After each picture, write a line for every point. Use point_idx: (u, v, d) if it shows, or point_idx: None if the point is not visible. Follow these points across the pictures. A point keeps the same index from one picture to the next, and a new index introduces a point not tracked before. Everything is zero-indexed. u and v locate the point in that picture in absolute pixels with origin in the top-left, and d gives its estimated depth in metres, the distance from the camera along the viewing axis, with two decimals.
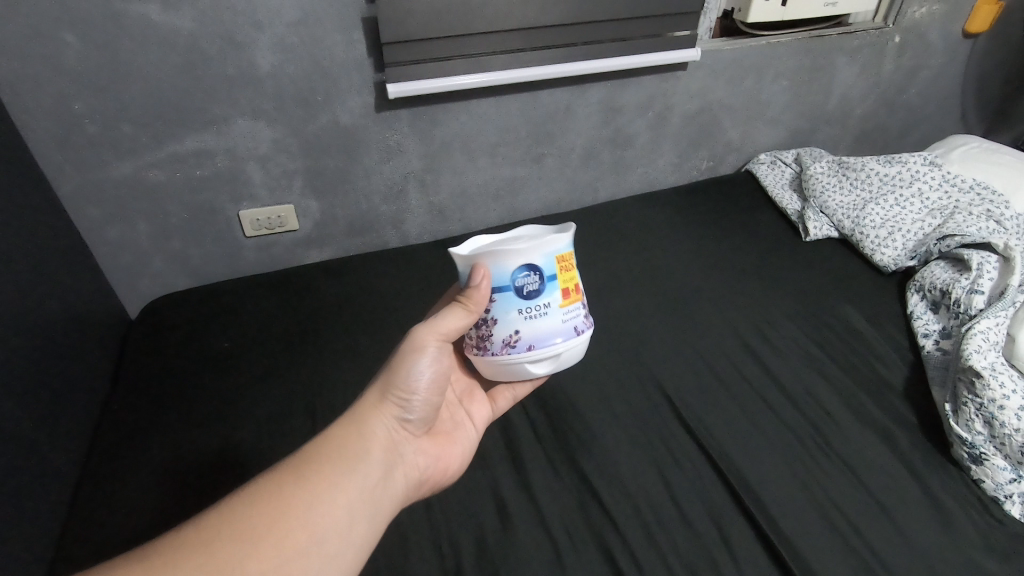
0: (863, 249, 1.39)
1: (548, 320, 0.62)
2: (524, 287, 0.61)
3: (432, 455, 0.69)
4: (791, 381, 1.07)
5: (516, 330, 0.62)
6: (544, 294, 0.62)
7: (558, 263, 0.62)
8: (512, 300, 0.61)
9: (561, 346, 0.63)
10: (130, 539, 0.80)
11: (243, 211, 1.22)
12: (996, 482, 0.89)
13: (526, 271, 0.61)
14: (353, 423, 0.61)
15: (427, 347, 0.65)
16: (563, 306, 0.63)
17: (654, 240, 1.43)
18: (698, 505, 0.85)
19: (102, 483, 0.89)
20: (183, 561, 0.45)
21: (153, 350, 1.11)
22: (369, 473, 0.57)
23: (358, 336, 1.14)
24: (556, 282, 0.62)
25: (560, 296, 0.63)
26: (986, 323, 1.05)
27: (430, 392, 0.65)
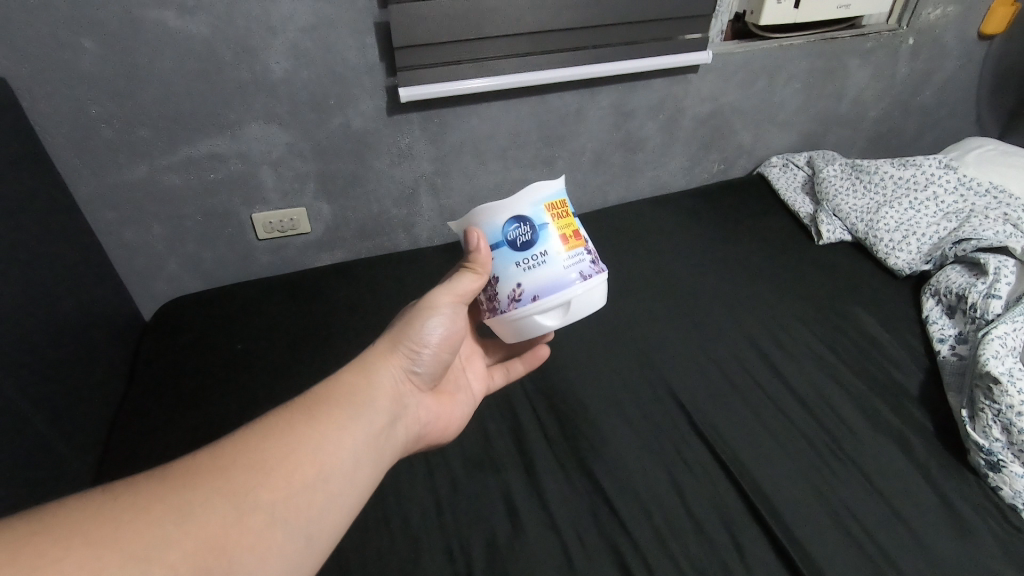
0: (877, 252, 1.38)
1: (548, 270, 0.61)
2: (517, 240, 0.61)
3: (433, 411, 0.69)
4: (804, 385, 1.06)
5: (518, 284, 0.62)
6: (538, 244, 0.61)
7: (549, 213, 0.62)
8: (510, 254, 0.62)
9: (566, 292, 0.62)
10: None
11: (256, 214, 1.23)
12: (1014, 489, 0.88)
13: (518, 223, 0.61)
14: (365, 370, 0.61)
15: (441, 306, 0.66)
16: (560, 252, 0.62)
17: (665, 244, 1.43)
18: (711, 512, 0.85)
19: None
20: (197, 482, 0.44)
21: (168, 350, 1.13)
22: (376, 419, 0.57)
23: (369, 338, 1.14)
24: (548, 233, 0.62)
25: (554, 244, 0.62)
26: (1003, 328, 1.04)
27: (440, 349, 0.67)
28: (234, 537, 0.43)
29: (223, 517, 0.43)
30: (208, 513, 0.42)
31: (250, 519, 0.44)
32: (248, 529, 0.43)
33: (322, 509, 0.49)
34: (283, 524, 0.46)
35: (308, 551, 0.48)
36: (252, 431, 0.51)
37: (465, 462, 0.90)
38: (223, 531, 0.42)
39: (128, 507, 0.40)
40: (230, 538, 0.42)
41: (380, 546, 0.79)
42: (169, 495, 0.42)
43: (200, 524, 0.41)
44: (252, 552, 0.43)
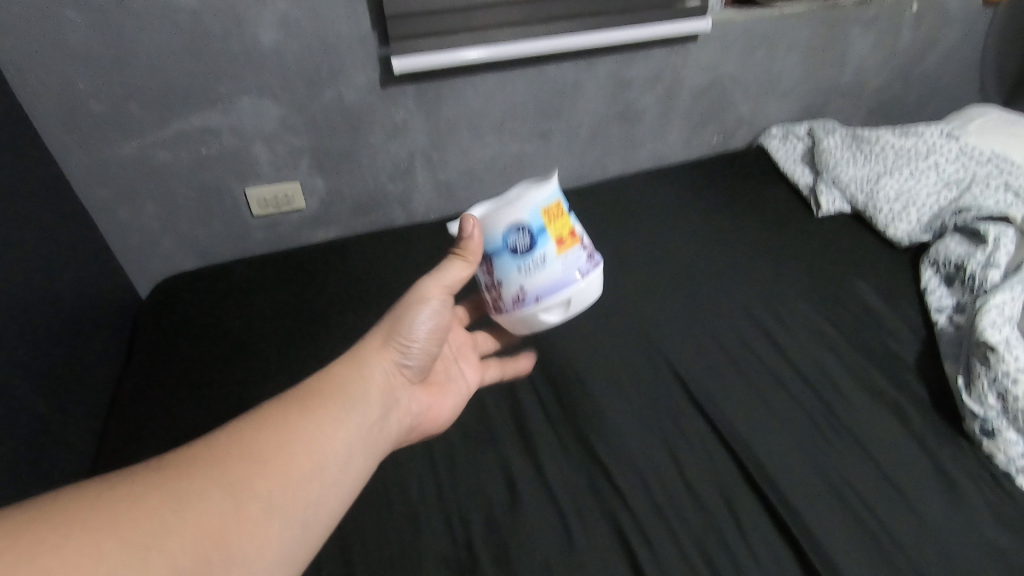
0: (876, 223, 1.37)
1: (548, 274, 0.61)
2: (516, 245, 0.60)
3: (423, 402, 0.70)
4: (801, 357, 1.06)
5: (518, 288, 0.62)
6: (538, 249, 0.60)
7: (548, 215, 0.60)
8: (510, 260, 0.61)
9: (569, 291, 0.62)
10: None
11: (249, 189, 1.22)
12: (1008, 455, 0.89)
13: (517, 229, 0.60)
14: (356, 362, 0.61)
15: (431, 298, 0.66)
16: (558, 256, 0.61)
17: (664, 216, 1.42)
18: (708, 484, 0.85)
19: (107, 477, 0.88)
20: (192, 473, 0.44)
21: (165, 327, 1.13)
22: (369, 412, 0.58)
23: (370, 313, 1.15)
24: (547, 238, 0.60)
25: (553, 246, 0.61)
26: (1001, 297, 1.03)
27: (430, 342, 0.67)
28: (232, 528, 0.43)
29: (219, 507, 0.43)
30: (205, 504, 0.43)
31: (247, 509, 0.44)
32: (246, 519, 0.44)
33: (319, 500, 0.50)
34: (282, 514, 0.46)
35: (305, 541, 0.48)
36: (247, 422, 0.51)
37: (464, 434, 0.91)
38: (223, 522, 0.43)
39: (124, 497, 0.40)
40: (227, 529, 0.43)
41: (380, 519, 0.80)
42: (166, 484, 0.42)
43: (197, 513, 0.42)
44: (251, 543, 0.44)
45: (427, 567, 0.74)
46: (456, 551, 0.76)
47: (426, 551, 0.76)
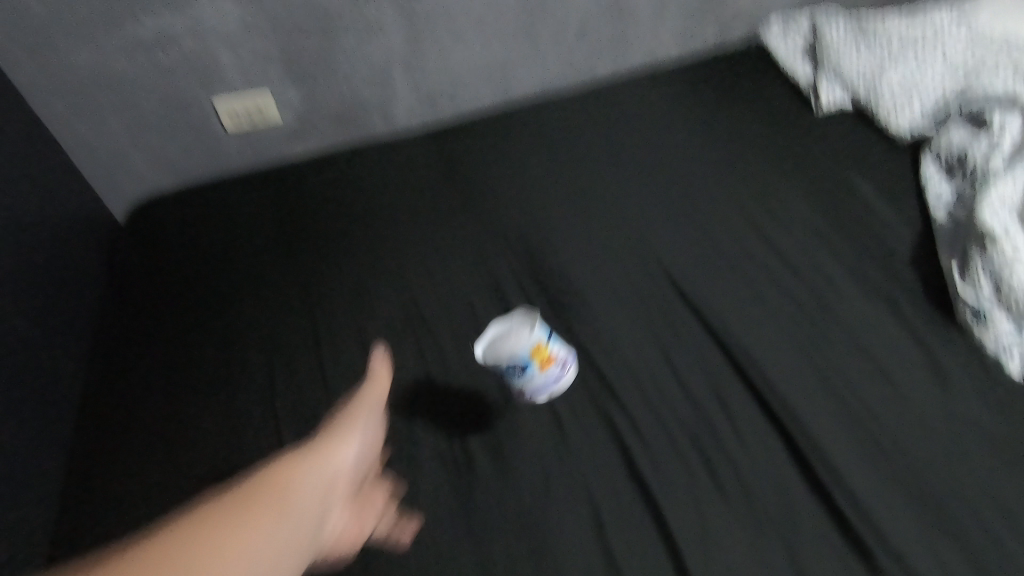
0: (880, 116, 1.31)
1: (535, 381, 0.78)
2: (513, 371, 0.77)
3: (353, 522, 0.60)
4: (795, 253, 1.05)
5: (514, 387, 0.79)
6: (528, 372, 0.77)
7: (535, 353, 0.76)
8: (509, 375, 0.78)
9: (551, 389, 0.80)
10: (136, 457, 0.84)
11: (217, 99, 1.16)
12: (996, 338, 0.87)
13: (513, 358, 0.76)
14: (286, 465, 0.52)
15: (367, 410, 0.60)
16: (543, 370, 0.77)
17: (659, 118, 1.36)
18: (697, 377, 0.86)
19: (101, 409, 0.92)
20: None
21: (139, 247, 1.13)
22: (294, 531, 0.48)
23: (352, 225, 1.10)
24: (534, 366, 0.76)
25: (538, 366, 0.76)
26: (1002, 184, 1.00)
27: (367, 461, 0.58)
28: None
29: None
30: None
31: None
32: None
33: None
34: None
35: None
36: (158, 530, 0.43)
37: (455, 341, 0.91)
38: None
39: None
40: None
41: None
42: None
43: None
44: None
45: (422, 465, 0.77)
46: (449, 449, 0.78)
47: (421, 450, 0.79)
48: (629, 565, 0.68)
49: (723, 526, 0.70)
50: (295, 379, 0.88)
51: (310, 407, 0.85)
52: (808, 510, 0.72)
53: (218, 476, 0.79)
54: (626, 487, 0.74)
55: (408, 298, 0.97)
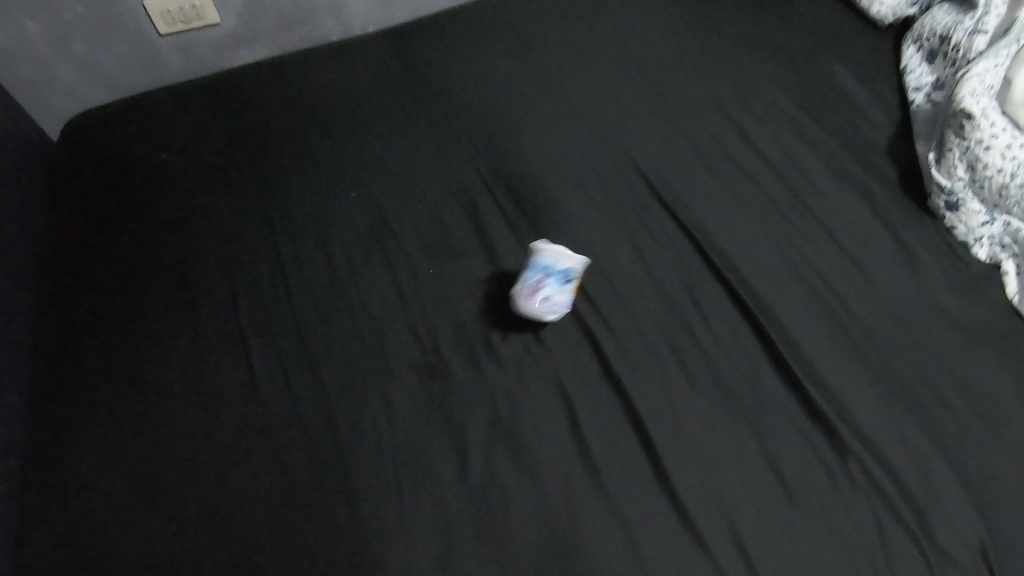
0: (861, 1, 1.24)
1: (565, 300, 0.77)
2: (563, 279, 0.77)
3: None
4: (770, 146, 1.02)
5: (549, 295, 0.76)
6: (568, 288, 0.77)
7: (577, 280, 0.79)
8: (553, 283, 0.76)
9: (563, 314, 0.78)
10: (100, 366, 0.77)
11: (146, 1, 1.06)
12: (968, 227, 0.88)
13: (570, 268, 0.77)
14: None
15: None
16: (571, 295, 0.78)
17: (629, 7, 1.28)
18: (672, 276, 0.85)
19: (65, 337, 0.80)
20: None
21: (88, 163, 1.01)
22: None
23: (310, 135, 1.04)
24: (572, 286, 0.78)
25: (573, 288, 0.78)
26: (983, 65, 0.94)
27: None
28: None
29: None
30: None
31: None
32: None
33: None
34: None
35: None
36: None
37: (423, 249, 0.88)
38: None
39: None
40: None
41: (343, 335, 0.79)
42: None
43: None
44: None
45: (397, 373, 0.75)
46: (424, 358, 0.76)
47: (395, 360, 0.76)
48: (607, 459, 0.69)
49: (699, 418, 0.71)
50: (275, 288, 0.84)
51: (293, 315, 0.81)
52: (781, 398, 0.73)
53: (233, 385, 0.74)
54: (602, 382, 0.74)
55: (374, 208, 0.93)
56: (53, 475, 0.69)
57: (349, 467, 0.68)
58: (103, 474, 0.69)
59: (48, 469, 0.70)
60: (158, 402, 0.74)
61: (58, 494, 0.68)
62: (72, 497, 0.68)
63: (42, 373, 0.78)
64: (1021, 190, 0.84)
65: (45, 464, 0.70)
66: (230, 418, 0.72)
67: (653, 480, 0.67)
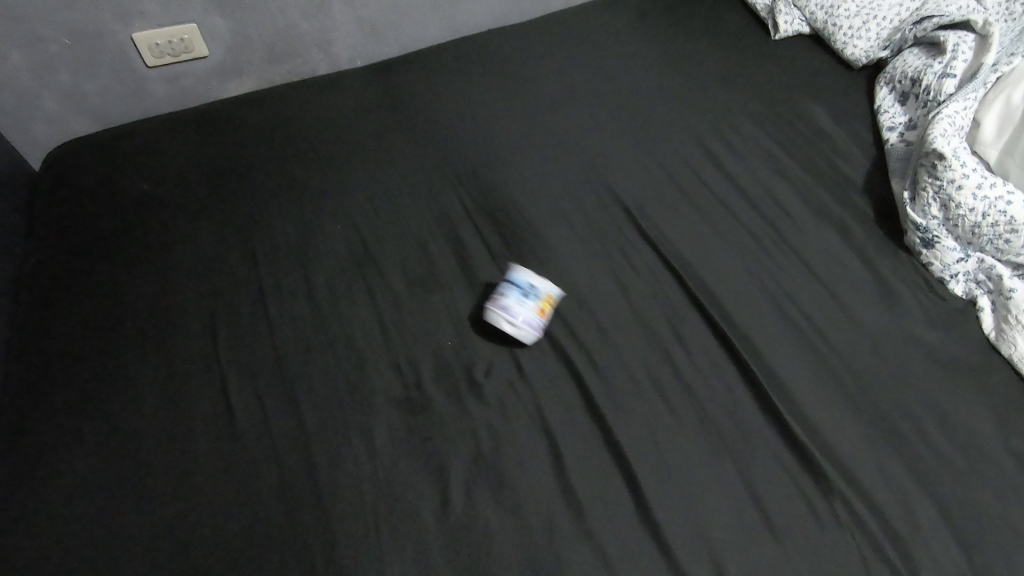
0: (835, 43, 1.29)
1: (527, 311, 0.78)
2: (525, 290, 0.79)
3: None
4: (749, 182, 1.04)
5: (509, 306, 0.78)
6: (530, 303, 0.78)
7: (547, 302, 0.80)
8: (515, 295, 0.79)
9: (527, 327, 0.77)
10: (70, 401, 0.74)
11: (136, 34, 1.07)
12: (943, 263, 0.90)
13: (532, 284, 0.79)
14: None
15: None
16: (537, 316, 0.79)
17: (610, 44, 1.32)
18: (655, 310, 0.85)
19: (33, 370, 0.77)
20: None
21: (68, 193, 1.00)
22: None
23: (296, 166, 1.04)
24: (536, 304, 0.79)
25: (539, 308, 0.79)
26: (953, 107, 0.97)
27: None
28: None
29: None
30: None
31: None
32: None
33: None
34: None
35: None
36: None
37: (407, 281, 0.88)
38: None
39: None
40: None
41: (324, 368, 0.78)
42: None
43: None
44: None
45: (378, 409, 0.74)
46: (405, 393, 0.75)
47: (375, 395, 0.75)
48: (590, 496, 0.67)
49: (682, 455, 0.71)
50: (255, 320, 0.83)
51: (274, 349, 0.80)
52: (763, 434, 0.73)
53: (210, 421, 0.73)
54: (586, 418, 0.74)
55: (357, 240, 0.93)
56: (8, 510, 0.65)
57: (326, 505, 0.66)
58: (65, 510, 0.66)
59: (2, 505, 0.66)
60: (131, 435, 0.71)
61: (13, 534, 0.64)
62: (28, 533, 0.64)
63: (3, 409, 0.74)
64: (992, 229, 0.86)
65: (0, 498, 0.66)
66: (204, 455, 0.70)
67: (637, 519, 0.66)
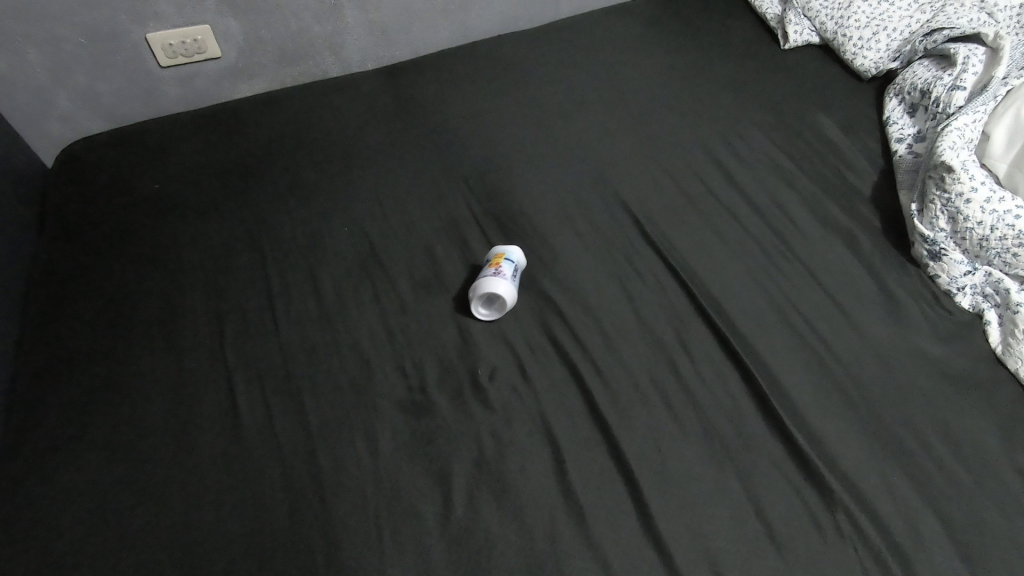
0: (844, 53, 1.29)
1: (480, 274, 0.85)
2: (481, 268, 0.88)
3: None
4: (757, 191, 1.04)
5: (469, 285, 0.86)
6: (482, 269, 0.86)
7: (497, 257, 0.87)
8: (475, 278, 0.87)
9: (482, 281, 0.83)
10: (78, 398, 0.75)
11: (151, 34, 1.08)
12: (950, 276, 0.90)
13: (485, 262, 0.89)
14: None
15: None
16: (490, 269, 0.84)
17: (620, 51, 1.32)
18: (660, 318, 0.85)
19: (41, 367, 0.78)
20: None
21: (79, 191, 1.00)
22: None
23: (305, 168, 1.05)
24: (488, 265, 0.86)
25: (489, 265, 0.86)
26: (963, 119, 0.97)
27: None
28: None
29: None
30: None
31: None
32: None
33: None
34: None
35: None
36: None
37: (414, 284, 0.88)
38: None
39: None
40: None
41: (329, 369, 0.78)
42: None
43: None
44: None
45: (381, 411, 0.74)
46: (410, 396, 0.76)
47: (379, 397, 0.75)
48: (592, 503, 0.68)
49: (685, 463, 0.71)
50: (261, 321, 0.83)
51: (280, 349, 0.80)
52: (767, 444, 0.73)
53: (215, 421, 0.73)
54: (589, 424, 0.74)
55: (365, 243, 0.94)
56: (15, 507, 0.66)
57: (330, 507, 0.66)
58: (70, 506, 0.66)
59: (9, 501, 0.66)
60: (135, 433, 0.72)
61: (18, 529, 0.64)
62: (32, 528, 0.64)
63: (10, 405, 0.75)
64: (1001, 242, 0.86)
65: (7, 494, 0.67)
66: (208, 455, 0.70)
67: (639, 527, 0.66)
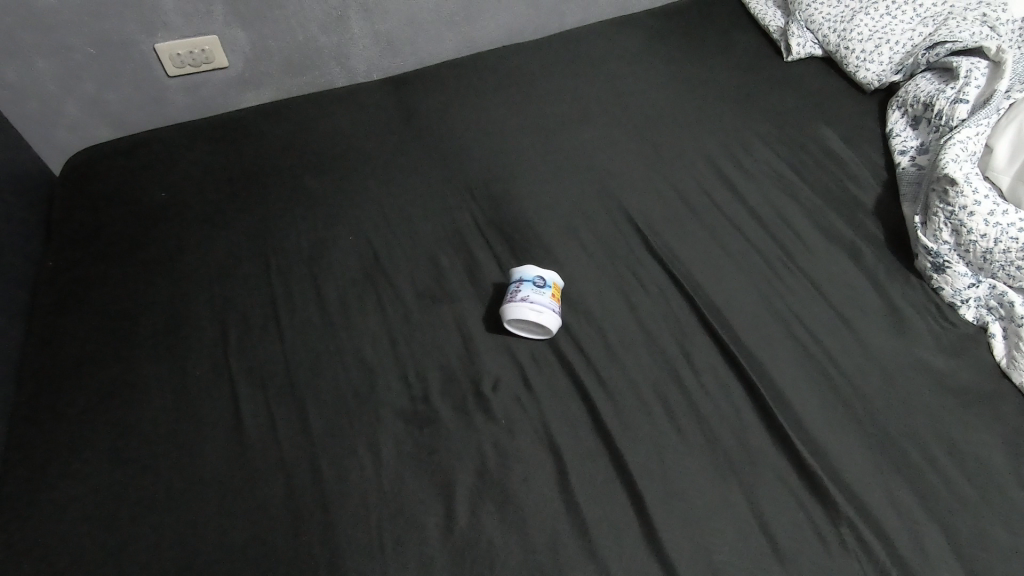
0: (847, 66, 1.29)
1: (543, 295, 0.82)
2: (536, 280, 0.84)
3: None
4: (760, 203, 1.05)
5: (525, 295, 0.81)
6: (544, 290, 0.83)
7: (555, 287, 0.85)
8: (528, 287, 0.83)
9: (548, 310, 0.81)
10: (82, 406, 0.75)
11: (159, 44, 1.09)
12: (954, 288, 0.89)
13: (538, 273, 0.85)
14: None
15: None
16: (553, 301, 0.83)
17: (624, 63, 1.33)
18: (663, 329, 0.85)
19: (45, 374, 0.78)
20: None
21: (86, 199, 1.01)
22: None
23: (310, 177, 1.05)
24: (547, 289, 0.84)
25: (550, 293, 0.84)
26: (965, 132, 0.97)
27: None
28: None
29: None
30: None
31: None
32: None
33: None
34: None
35: None
36: None
37: (418, 294, 0.88)
38: None
39: None
40: None
41: (332, 378, 0.78)
42: None
43: None
44: None
45: (384, 421, 0.74)
46: (413, 406, 0.76)
47: (383, 407, 0.75)
48: (596, 514, 0.67)
49: (689, 475, 0.71)
50: (265, 330, 0.83)
51: (283, 358, 0.80)
52: (771, 457, 0.73)
53: (217, 429, 0.73)
54: (592, 435, 0.74)
55: (369, 252, 0.94)
56: (18, 514, 0.66)
57: (332, 517, 0.66)
58: (73, 514, 0.66)
59: (12, 508, 0.66)
60: (138, 441, 0.72)
61: (20, 536, 0.64)
62: (34, 534, 0.64)
63: (14, 412, 0.75)
64: (1004, 255, 0.86)
65: (10, 501, 0.67)
66: (211, 463, 0.70)
67: (641, 539, 0.66)
